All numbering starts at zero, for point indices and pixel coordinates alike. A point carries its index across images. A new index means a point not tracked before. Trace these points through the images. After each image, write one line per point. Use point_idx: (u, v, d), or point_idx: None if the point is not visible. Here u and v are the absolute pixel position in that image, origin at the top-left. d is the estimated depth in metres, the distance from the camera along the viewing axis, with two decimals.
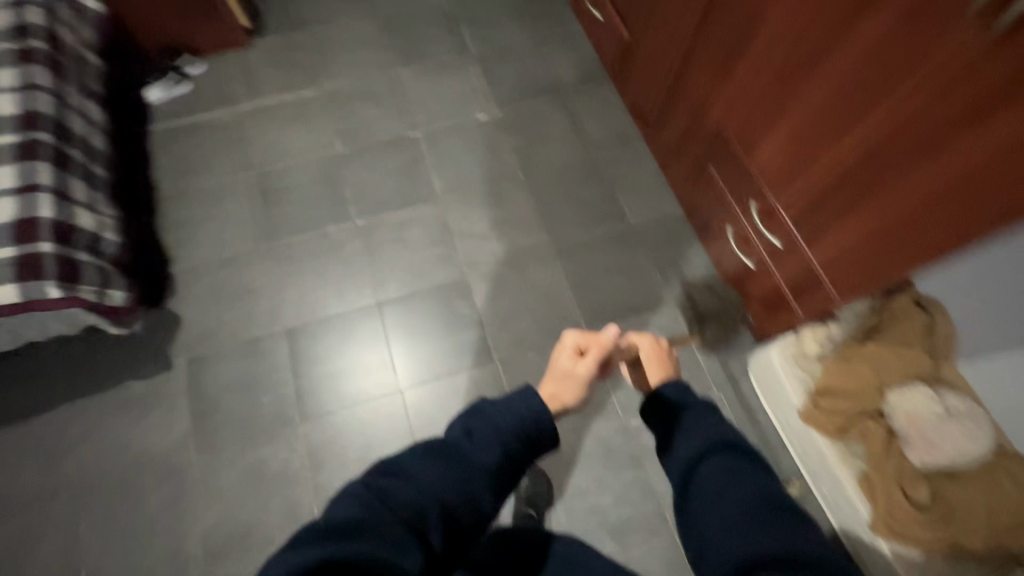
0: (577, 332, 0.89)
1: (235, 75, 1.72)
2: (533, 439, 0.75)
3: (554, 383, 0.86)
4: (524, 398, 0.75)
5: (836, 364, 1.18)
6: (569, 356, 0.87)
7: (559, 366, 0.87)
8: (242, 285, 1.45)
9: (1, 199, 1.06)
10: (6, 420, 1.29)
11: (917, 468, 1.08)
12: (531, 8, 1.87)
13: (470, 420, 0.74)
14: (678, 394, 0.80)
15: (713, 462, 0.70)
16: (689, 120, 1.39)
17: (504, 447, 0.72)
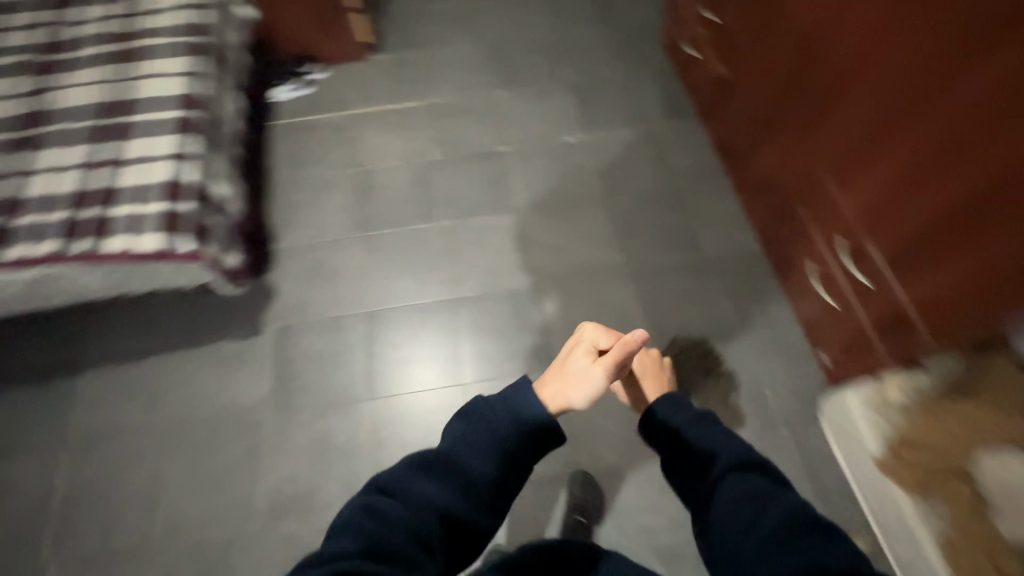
0: (597, 330, 0.86)
1: (352, 83, 1.91)
2: (533, 439, 0.73)
3: (566, 380, 0.81)
4: (523, 398, 0.74)
5: (922, 416, 1.09)
6: (587, 354, 0.83)
7: (574, 363, 0.82)
8: (334, 267, 1.58)
9: (160, 161, 1.23)
10: (117, 359, 1.44)
11: (1008, 541, 0.96)
12: (626, 46, 1.98)
13: (466, 426, 0.73)
14: (675, 410, 0.80)
15: (730, 484, 0.69)
16: (780, 157, 1.41)
17: (502, 451, 0.71)
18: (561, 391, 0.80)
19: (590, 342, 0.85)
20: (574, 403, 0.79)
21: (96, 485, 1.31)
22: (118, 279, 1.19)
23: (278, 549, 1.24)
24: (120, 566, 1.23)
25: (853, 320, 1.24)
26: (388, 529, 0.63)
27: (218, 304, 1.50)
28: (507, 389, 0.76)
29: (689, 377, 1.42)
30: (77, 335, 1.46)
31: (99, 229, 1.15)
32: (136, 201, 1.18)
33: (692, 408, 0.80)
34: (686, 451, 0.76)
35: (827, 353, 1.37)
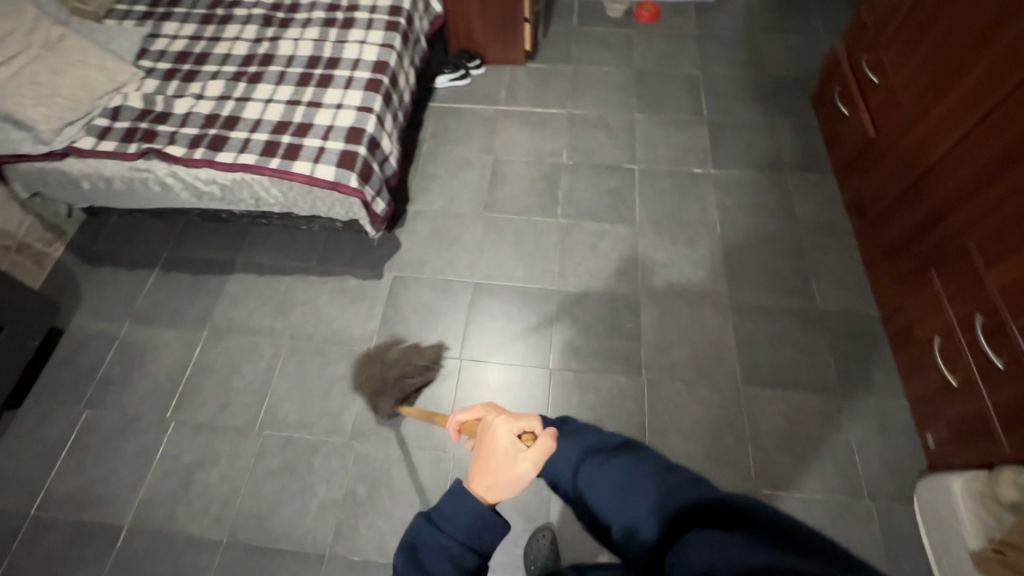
0: (512, 420, 0.70)
1: (505, 83, 2.09)
2: (483, 542, 0.69)
3: (493, 479, 0.69)
4: (465, 499, 0.69)
5: None
6: (511, 451, 0.69)
7: (497, 461, 0.69)
8: (454, 236, 1.73)
9: (348, 111, 1.44)
10: (261, 270, 1.66)
11: None
12: (771, 96, 2.01)
13: (410, 548, 0.68)
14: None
15: (584, 470, 0.79)
16: (920, 223, 1.36)
17: (452, 563, 0.66)
18: (490, 488, 0.69)
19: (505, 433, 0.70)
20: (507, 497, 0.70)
21: (220, 368, 1.51)
22: (289, 198, 1.40)
23: (353, 465, 1.36)
24: (223, 440, 1.40)
25: (974, 404, 1.16)
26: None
27: (352, 244, 1.70)
28: (444, 495, 0.70)
29: (774, 421, 1.39)
30: (238, 242, 1.71)
31: (289, 153, 1.37)
32: (322, 137, 1.40)
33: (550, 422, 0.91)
34: (547, 467, 0.85)
35: (933, 434, 1.29)
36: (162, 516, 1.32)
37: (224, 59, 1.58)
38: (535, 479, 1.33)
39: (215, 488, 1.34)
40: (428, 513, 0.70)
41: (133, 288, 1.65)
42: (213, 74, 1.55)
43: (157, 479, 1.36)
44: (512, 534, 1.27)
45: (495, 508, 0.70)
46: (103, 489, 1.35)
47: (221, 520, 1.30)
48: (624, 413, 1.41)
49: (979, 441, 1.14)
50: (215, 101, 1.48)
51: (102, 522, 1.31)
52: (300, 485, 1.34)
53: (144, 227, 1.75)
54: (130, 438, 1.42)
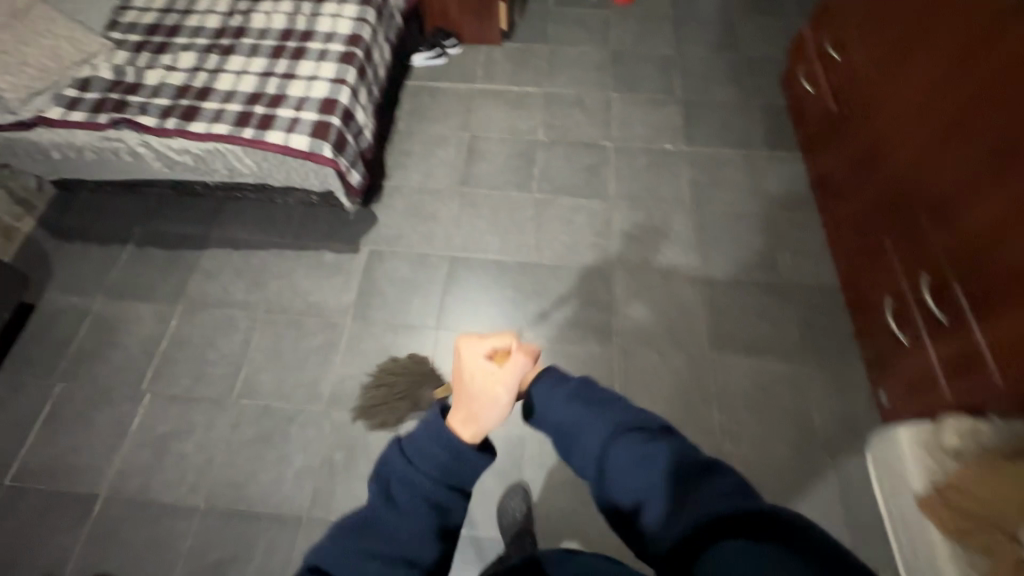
0: (481, 340, 0.78)
1: (481, 62, 2.11)
2: (460, 477, 0.71)
3: (471, 403, 0.73)
4: (442, 433, 0.71)
5: (973, 467, 1.04)
6: (485, 370, 0.76)
7: (473, 384, 0.75)
8: (430, 211, 1.74)
9: (321, 83, 1.45)
10: (237, 245, 1.66)
11: None
12: (742, 77, 2.06)
13: (384, 482, 0.70)
14: (551, 394, 0.76)
15: (614, 450, 0.69)
16: (874, 193, 1.43)
17: (429, 499, 0.69)
18: (471, 417, 0.73)
19: (477, 355, 0.77)
20: (489, 427, 0.73)
21: (195, 340, 1.51)
22: (264, 168, 1.41)
23: (330, 433, 1.38)
24: (199, 411, 1.41)
25: (923, 360, 1.23)
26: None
27: (329, 219, 1.71)
28: (418, 430, 0.72)
29: (739, 384, 1.44)
30: (213, 217, 1.71)
31: (263, 124, 1.38)
32: (296, 108, 1.40)
33: (571, 381, 0.77)
34: (563, 428, 0.74)
35: (886, 392, 1.36)
36: (138, 485, 1.32)
37: (196, 32, 1.57)
38: (508, 443, 1.36)
39: (191, 457, 1.35)
40: (402, 449, 0.72)
41: (105, 264, 1.64)
42: (184, 46, 1.54)
43: (132, 450, 1.36)
44: (487, 496, 1.31)
45: (475, 445, 0.72)
46: (76, 460, 1.36)
47: (198, 488, 1.32)
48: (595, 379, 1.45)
49: (927, 396, 1.21)
50: (187, 73, 1.48)
51: (77, 491, 1.32)
52: (277, 452, 1.35)
53: (116, 202, 1.73)
54: (104, 410, 1.42)
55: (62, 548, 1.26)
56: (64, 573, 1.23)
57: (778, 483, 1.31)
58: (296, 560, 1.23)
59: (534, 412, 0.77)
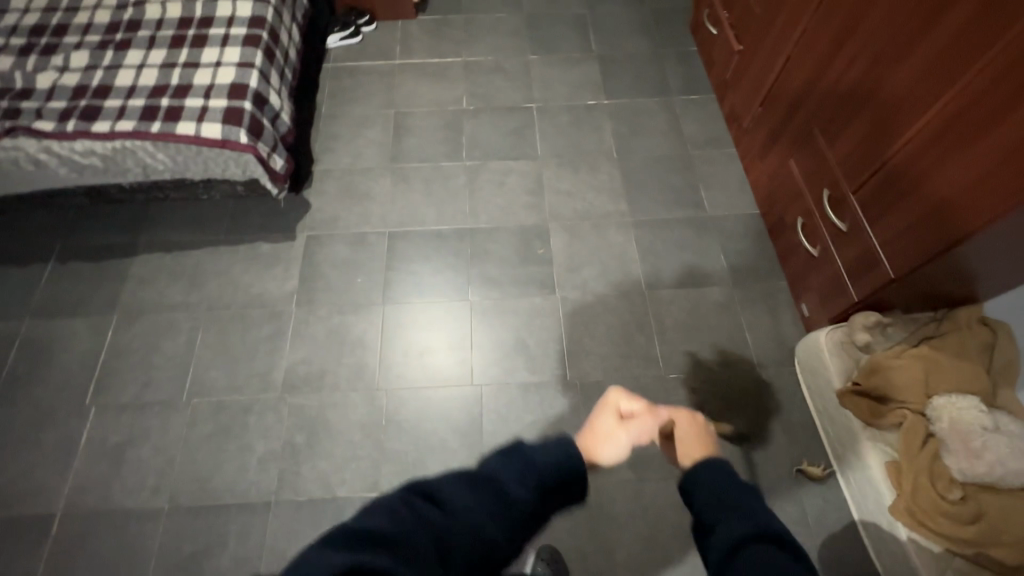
0: (621, 394, 0.78)
1: (398, 38, 2.09)
2: (572, 490, 0.67)
3: (594, 441, 0.76)
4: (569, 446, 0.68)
5: (886, 357, 1.20)
6: (612, 422, 0.78)
7: (601, 428, 0.77)
8: (365, 191, 1.74)
9: (227, 69, 1.41)
10: (167, 247, 1.62)
11: (954, 473, 1.08)
12: (655, 28, 2.12)
13: (514, 453, 0.65)
14: (715, 472, 0.66)
15: (749, 553, 0.55)
16: (777, 122, 1.53)
17: (545, 488, 0.64)
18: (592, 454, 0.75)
19: (615, 406, 0.78)
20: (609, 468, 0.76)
21: (137, 348, 1.48)
22: (180, 162, 1.37)
23: (289, 417, 1.39)
24: (150, 417, 1.39)
25: (831, 267, 1.34)
26: (415, 530, 0.54)
27: (260, 210, 1.68)
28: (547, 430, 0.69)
29: (677, 316, 1.53)
30: (137, 222, 1.65)
31: (170, 116, 1.34)
32: (204, 97, 1.37)
33: (737, 477, 0.65)
34: (705, 509, 0.62)
35: (806, 304, 1.47)
36: (96, 497, 1.30)
37: (86, 29, 1.50)
38: (466, 402, 1.41)
39: (149, 461, 1.34)
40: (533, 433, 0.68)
41: (27, 283, 1.56)
42: (75, 45, 1.46)
43: (85, 464, 1.34)
44: (450, 454, 1.35)
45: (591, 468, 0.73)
46: (28, 483, 1.32)
47: (160, 490, 1.31)
48: (543, 329, 1.51)
49: (837, 299, 1.33)
50: (82, 72, 1.41)
51: (32, 514, 1.29)
52: (237, 444, 1.35)
53: (30, 219, 1.65)
54: (49, 429, 1.38)
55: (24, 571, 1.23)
56: None
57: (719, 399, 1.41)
58: (270, 543, 1.25)
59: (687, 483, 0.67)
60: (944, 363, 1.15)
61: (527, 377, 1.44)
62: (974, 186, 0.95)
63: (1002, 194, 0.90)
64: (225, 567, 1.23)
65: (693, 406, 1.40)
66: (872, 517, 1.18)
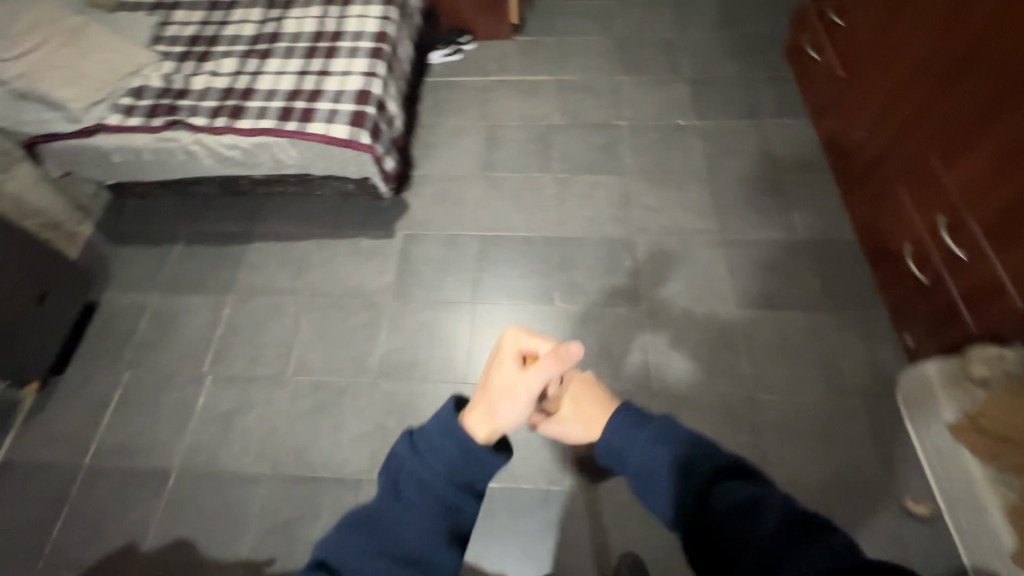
0: (521, 333, 0.68)
1: (495, 57, 2.21)
2: (476, 471, 0.62)
3: (493, 397, 0.64)
4: (455, 429, 0.61)
5: (1010, 396, 1.07)
6: (511, 366, 0.66)
7: (498, 374, 0.66)
8: (458, 195, 1.84)
9: (355, 77, 1.56)
10: (279, 236, 1.77)
11: None
12: (748, 53, 2.14)
13: (393, 474, 0.61)
14: (630, 432, 0.70)
15: (708, 494, 0.62)
16: (884, 146, 1.49)
17: (435, 500, 0.60)
18: (487, 411, 0.63)
19: (515, 348, 0.67)
20: (507, 425, 0.63)
21: (248, 325, 1.62)
22: (307, 159, 1.51)
23: (381, 401, 1.46)
24: (257, 389, 1.51)
25: (943, 297, 1.29)
26: None
27: (364, 208, 1.81)
28: (430, 418, 0.63)
29: (766, 336, 1.49)
30: (254, 213, 1.82)
31: (304, 116, 1.49)
32: (333, 101, 1.51)
33: (653, 421, 0.71)
34: (646, 471, 0.68)
35: (911, 334, 1.41)
36: (206, 457, 1.42)
37: (234, 40, 1.69)
38: None
39: (253, 430, 1.45)
40: (414, 438, 0.63)
41: (160, 260, 1.75)
42: (225, 53, 1.66)
43: (198, 426, 1.46)
44: (532, 450, 1.37)
45: (489, 447, 0.62)
46: (148, 438, 1.45)
47: (263, 456, 1.41)
48: (628, 338, 1.52)
49: (950, 330, 1.27)
50: (230, 76, 1.60)
51: (150, 466, 1.41)
52: (332, 422, 1.44)
53: (165, 205, 1.85)
54: (170, 392, 1.52)
55: (142, 517, 1.35)
56: (145, 540, 1.32)
57: (811, 424, 1.36)
58: None
59: (614, 454, 0.71)
60: None
61: (611, 384, 1.45)
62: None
63: None
64: (318, 535, 1.30)
65: (783, 428, 1.36)
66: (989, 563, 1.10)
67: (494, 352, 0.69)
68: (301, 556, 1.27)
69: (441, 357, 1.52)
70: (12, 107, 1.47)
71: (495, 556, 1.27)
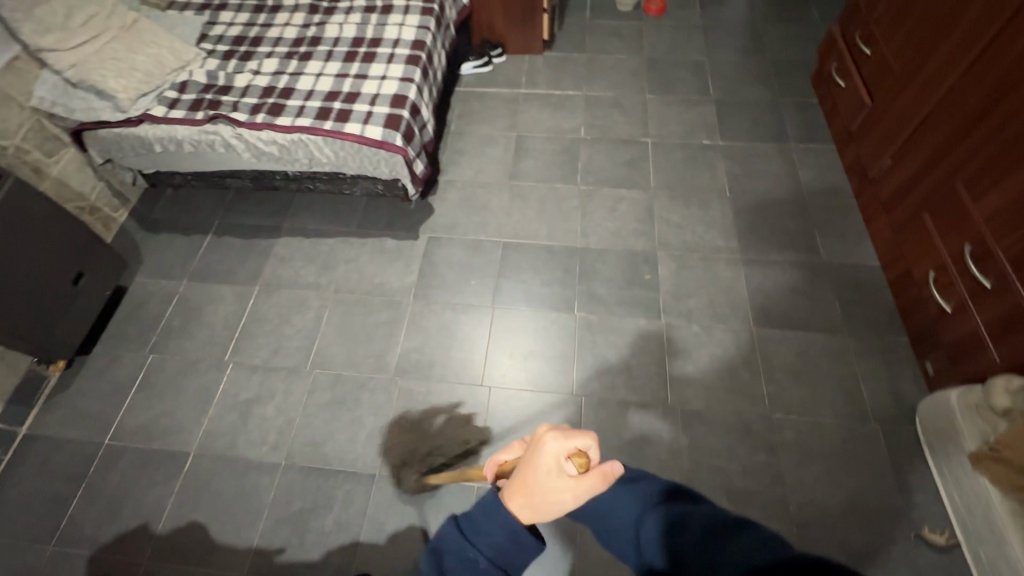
0: (561, 441, 0.62)
1: (525, 70, 2.26)
2: (512, 557, 0.67)
3: (538, 501, 0.64)
4: (498, 514, 0.66)
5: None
6: (551, 475, 0.62)
7: (539, 479, 0.63)
8: (483, 202, 1.87)
9: (391, 81, 1.61)
10: (307, 232, 1.81)
11: None
12: (774, 78, 2.17)
13: (439, 555, 0.68)
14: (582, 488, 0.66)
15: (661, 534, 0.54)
16: (910, 174, 1.50)
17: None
18: (529, 506, 0.65)
19: (561, 456, 0.62)
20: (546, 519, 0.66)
21: (272, 317, 1.65)
22: (340, 158, 1.56)
23: (398, 399, 1.48)
24: (276, 379, 1.53)
25: (966, 325, 1.28)
26: None
27: (390, 210, 1.85)
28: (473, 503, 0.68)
29: (785, 355, 1.49)
30: (283, 209, 1.86)
31: (341, 116, 1.53)
32: (370, 104, 1.56)
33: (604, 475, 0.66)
34: None
35: (932, 361, 1.41)
36: (223, 444, 1.43)
37: (276, 41, 1.76)
38: (566, 410, 1.44)
39: (271, 420, 1.46)
40: (460, 523, 0.69)
41: (190, 250, 1.79)
42: (267, 53, 1.72)
43: (218, 412, 1.48)
44: None
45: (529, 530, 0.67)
46: (168, 422, 1.48)
47: (279, 446, 1.42)
48: (646, 350, 1.52)
49: (972, 358, 1.27)
50: (271, 75, 1.65)
51: (169, 450, 1.43)
52: (350, 416, 1.46)
53: (198, 197, 1.90)
54: (192, 377, 1.55)
55: (157, 499, 1.37)
56: (159, 522, 1.34)
57: (829, 446, 1.35)
58: (372, 513, 1.32)
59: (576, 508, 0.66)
60: None
61: (627, 395, 1.45)
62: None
63: None
64: (329, 528, 1.30)
65: (800, 449, 1.35)
66: None
67: (529, 445, 0.64)
68: (311, 547, 1.28)
69: (459, 358, 1.54)
70: (63, 94, 1.52)
71: None
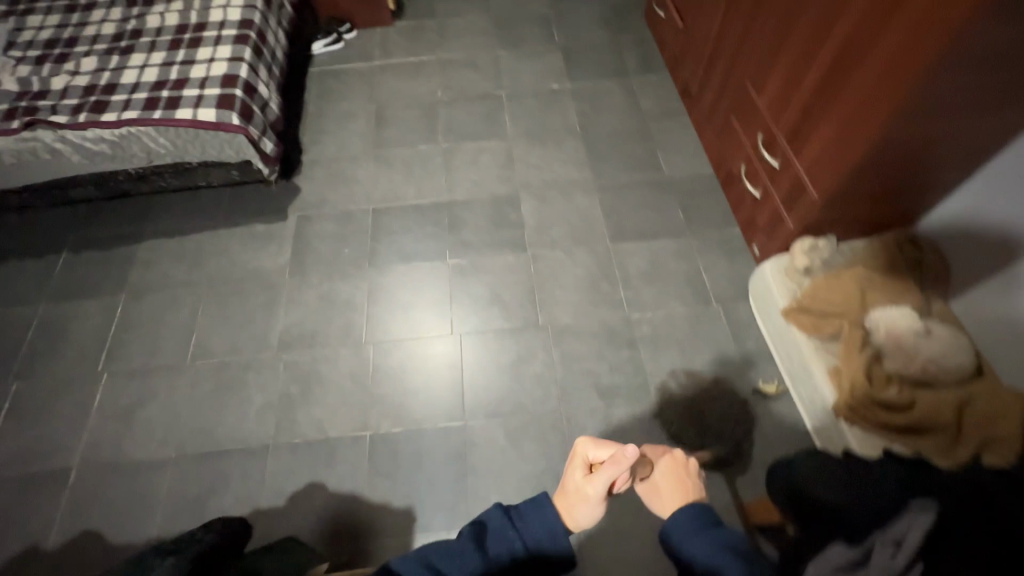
0: (589, 443, 0.78)
1: (377, 43, 2.28)
2: (545, 551, 0.74)
3: (567, 497, 0.77)
4: (546, 507, 0.76)
5: (826, 280, 1.29)
6: (580, 473, 0.77)
7: (572, 484, 0.77)
8: (349, 174, 1.89)
9: (220, 63, 1.59)
10: (168, 232, 1.76)
11: (889, 371, 1.16)
12: (614, 20, 2.31)
13: (482, 527, 0.76)
14: (698, 527, 0.72)
15: None
16: (718, 84, 1.68)
17: (514, 566, 0.73)
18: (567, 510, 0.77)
19: (584, 457, 0.78)
20: (582, 523, 0.76)
21: (145, 321, 1.61)
22: (180, 146, 1.54)
23: (284, 372, 1.51)
24: (156, 379, 1.51)
25: (771, 204, 1.47)
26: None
27: (255, 196, 1.83)
28: (528, 502, 0.77)
29: (639, 264, 1.65)
30: (141, 215, 1.80)
31: (170, 104, 1.51)
32: (200, 88, 1.54)
33: (720, 528, 0.72)
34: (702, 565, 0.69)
35: (756, 245, 1.60)
36: (108, 451, 1.41)
37: (94, 39, 1.68)
38: (450, 350, 1.52)
39: (156, 418, 1.45)
40: (510, 511, 0.77)
41: (42, 270, 1.71)
42: (85, 52, 1.65)
43: (99, 423, 1.45)
44: (432, 397, 1.45)
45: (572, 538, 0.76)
46: (44, 444, 1.43)
47: (168, 441, 1.42)
48: (517, 283, 1.63)
49: (779, 231, 1.46)
50: (91, 74, 1.59)
51: (49, 469, 1.39)
52: (238, 398, 1.47)
53: (43, 214, 1.80)
54: (64, 396, 1.50)
55: (44, 518, 1.33)
56: (49, 538, 1.31)
57: (681, 333, 1.52)
58: (271, 481, 1.35)
59: (674, 538, 0.73)
60: (877, 280, 1.25)
61: (503, 325, 1.55)
62: (865, 101, 1.08)
63: (888, 95, 1.02)
64: (230, 504, 1.33)
65: (657, 341, 1.51)
66: (823, 421, 1.26)
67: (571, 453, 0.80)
68: None
69: (342, 323, 1.58)
70: None
71: (405, 492, 1.33)
